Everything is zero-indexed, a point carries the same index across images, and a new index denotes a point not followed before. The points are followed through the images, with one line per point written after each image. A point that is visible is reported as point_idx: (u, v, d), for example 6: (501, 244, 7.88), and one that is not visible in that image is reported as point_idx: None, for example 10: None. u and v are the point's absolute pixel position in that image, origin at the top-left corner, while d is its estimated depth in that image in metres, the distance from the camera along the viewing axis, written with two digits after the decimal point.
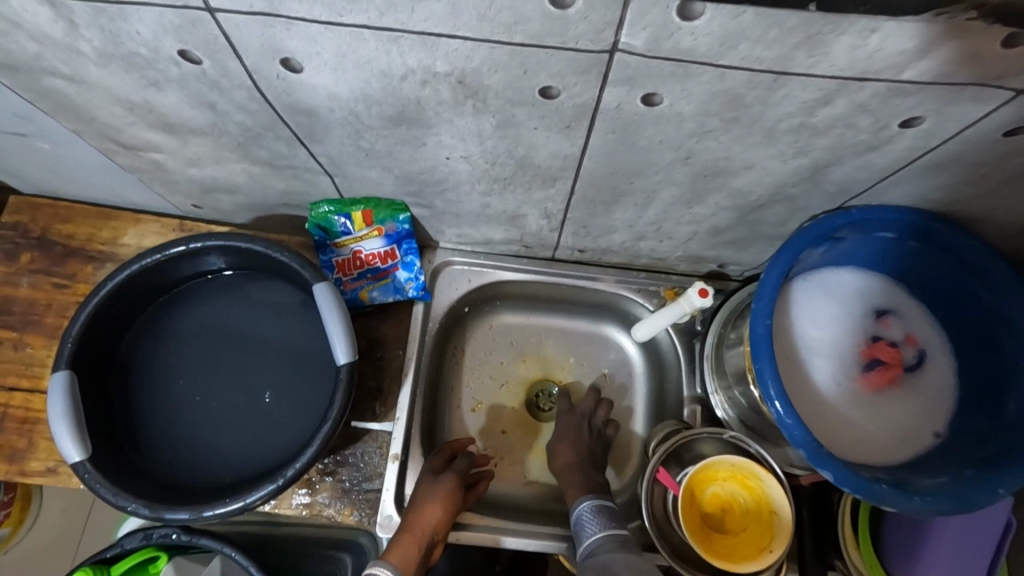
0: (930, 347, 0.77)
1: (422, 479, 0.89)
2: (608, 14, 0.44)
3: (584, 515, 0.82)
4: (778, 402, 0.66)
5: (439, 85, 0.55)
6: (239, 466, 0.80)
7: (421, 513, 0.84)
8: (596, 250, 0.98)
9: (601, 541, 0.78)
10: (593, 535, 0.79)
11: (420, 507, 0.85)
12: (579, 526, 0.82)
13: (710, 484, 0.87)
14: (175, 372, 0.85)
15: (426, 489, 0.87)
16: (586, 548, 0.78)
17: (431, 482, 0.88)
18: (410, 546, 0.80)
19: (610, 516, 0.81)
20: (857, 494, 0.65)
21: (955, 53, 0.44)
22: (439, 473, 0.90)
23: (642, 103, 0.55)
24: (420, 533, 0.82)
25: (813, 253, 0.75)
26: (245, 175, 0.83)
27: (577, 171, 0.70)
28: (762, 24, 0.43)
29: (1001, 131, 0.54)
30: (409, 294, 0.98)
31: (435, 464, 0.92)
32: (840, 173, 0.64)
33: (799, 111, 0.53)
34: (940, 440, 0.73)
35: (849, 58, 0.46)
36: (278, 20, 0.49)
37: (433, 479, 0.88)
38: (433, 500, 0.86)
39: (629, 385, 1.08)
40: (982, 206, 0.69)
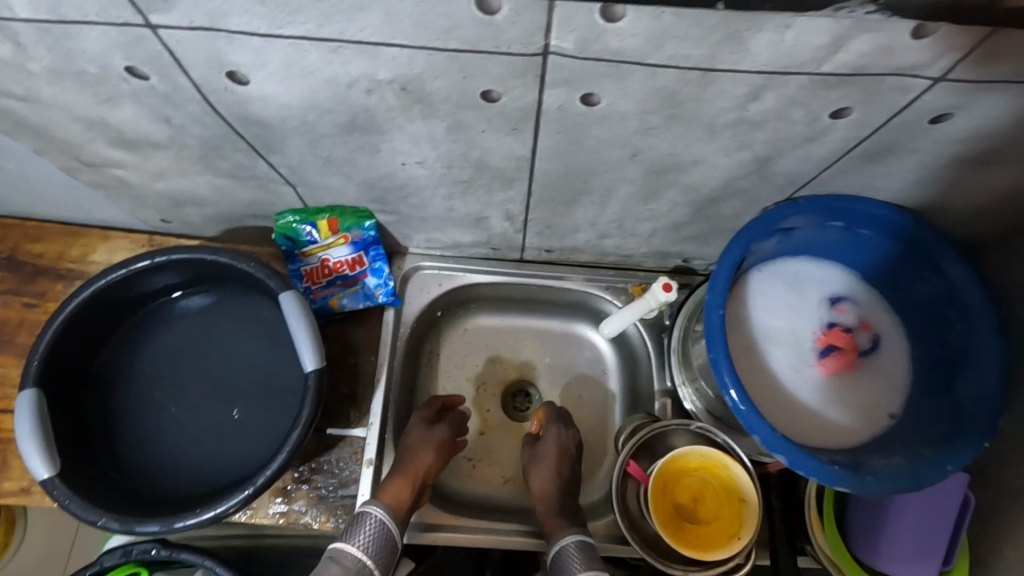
0: (885, 331, 0.79)
1: (415, 426, 0.91)
2: (536, 18, 0.46)
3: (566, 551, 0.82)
4: (733, 391, 0.67)
5: (385, 92, 0.56)
6: (213, 476, 0.81)
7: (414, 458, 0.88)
8: (563, 250, 1.00)
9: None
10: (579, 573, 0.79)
11: (412, 453, 0.88)
12: (562, 562, 0.82)
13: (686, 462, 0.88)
14: (146, 385, 0.85)
15: (419, 438, 0.90)
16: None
17: (422, 432, 0.91)
18: (402, 490, 0.84)
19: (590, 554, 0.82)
20: (811, 476, 0.67)
21: (868, 45, 0.46)
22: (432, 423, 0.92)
23: (582, 104, 0.56)
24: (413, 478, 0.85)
25: (766, 244, 0.77)
26: (210, 188, 0.84)
27: (532, 172, 0.71)
28: (682, 23, 0.45)
29: (928, 118, 0.56)
30: (379, 299, 0.99)
31: (428, 412, 0.94)
32: (784, 164, 0.66)
33: (733, 106, 0.55)
34: (896, 421, 0.75)
35: (770, 53, 0.47)
36: (221, 34, 0.50)
37: (426, 427, 0.91)
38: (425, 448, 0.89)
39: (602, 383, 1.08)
40: (925, 192, 0.72)
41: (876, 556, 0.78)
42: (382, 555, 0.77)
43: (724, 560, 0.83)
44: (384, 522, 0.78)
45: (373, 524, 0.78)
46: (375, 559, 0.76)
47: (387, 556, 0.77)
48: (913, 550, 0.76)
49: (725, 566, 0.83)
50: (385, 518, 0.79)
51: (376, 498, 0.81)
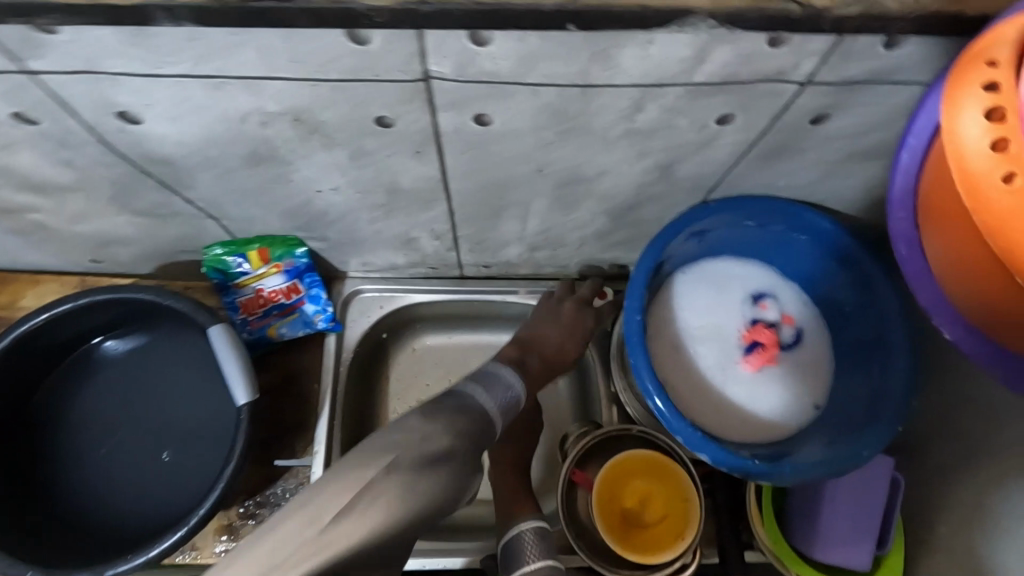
0: (806, 324, 0.82)
1: None
2: (408, 47, 0.47)
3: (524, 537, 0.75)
4: (655, 394, 0.69)
5: (281, 124, 0.56)
6: (149, 518, 0.79)
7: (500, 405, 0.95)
8: (500, 264, 1.01)
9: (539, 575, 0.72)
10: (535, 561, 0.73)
11: None
12: (516, 550, 0.76)
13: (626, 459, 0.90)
14: (78, 431, 0.83)
15: None
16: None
17: (575, 310, 0.94)
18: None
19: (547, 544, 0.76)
20: (736, 472, 0.68)
21: (730, 56, 0.48)
22: None
23: (476, 124, 0.58)
24: None
25: (684, 247, 0.79)
26: (132, 226, 0.84)
27: (448, 191, 0.72)
28: (549, 44, 0.46)
29: (808, 119, 0.59)
30: (319, 326, 0.98)
31: None
32: (687, 169, 0.68)
33: (620, 118, 0.56)
34: (821, 411, 0.77)
35: (639, 68, 0.49)
36: (102, 76, 0.50)
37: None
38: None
39: (550, 387, 1.07)
40: (828, 188, 0.74)
41: (814, 545, 0.79)
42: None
43: (671, 561, 0.84)
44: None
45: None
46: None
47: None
48: (847, 536, 0.78)
49: (672, 568, 0.84)
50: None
51: (503, 363, 0.73)
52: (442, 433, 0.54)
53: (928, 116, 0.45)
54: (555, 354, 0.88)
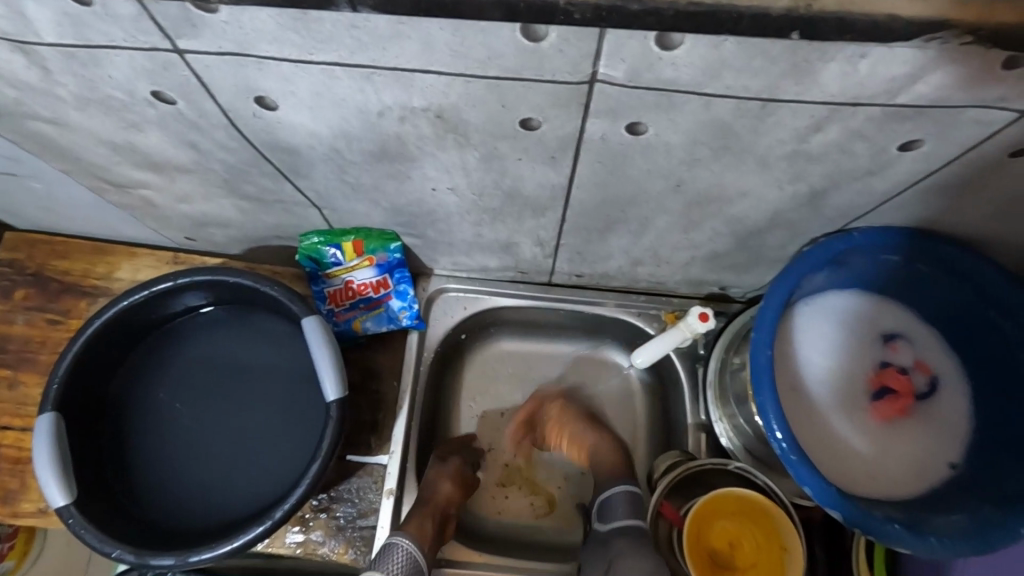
0: (943, 373, 0.74)
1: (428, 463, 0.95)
2: (584, 47, 0.42)
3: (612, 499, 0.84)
4: (781, 436, 0.63)
5: (418, 120, 0.53)
6: (231, 503, 0.79)
7: (434, 491, 0.90)
8: (594, 275, 0.96)
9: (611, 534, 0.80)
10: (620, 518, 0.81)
11: (431, 486, 0.91)
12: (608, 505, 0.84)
13: (722, 496, 0.83)
14: (166, 408, 0.83)
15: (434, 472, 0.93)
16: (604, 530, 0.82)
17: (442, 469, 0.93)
18: (428, 518, 0.87)
19: (636, 509, 0.82)
20: (865, 531, 0.62)
21: (951, 77, 0.42)
22: (445, 457, 0.96)
23: (627, 133, 0.53)
24: (435, 508, 0.89)
25: (815, 278, 0.72)
26: (234, 209, 0.83)
27: (567, 200, 0.68)
28: (745, 52, 0.41)
29: (1007, 152, 0.51)
30: (403, 323, 0.96)
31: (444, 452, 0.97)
32: (840, 198, 0.62)
33: (791, 138, 0.50)
34: (956, 472, 0.70)
35: (839, 85, 0.43)
36: (249, 60, 0.48)
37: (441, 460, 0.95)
38: (446, 479, 0.92)
39: (631, 395, 1.05)
40: (991, 229, 0.66)
41: None
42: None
43: None
44: (413, 555, 0.81)
45: (403, 554, 0.81)
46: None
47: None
48: None
49: None
50: (411, 547, 0.82)
51: (405, 525, 0.85)
52: None
53: None
54: (427, 498, 0.90)
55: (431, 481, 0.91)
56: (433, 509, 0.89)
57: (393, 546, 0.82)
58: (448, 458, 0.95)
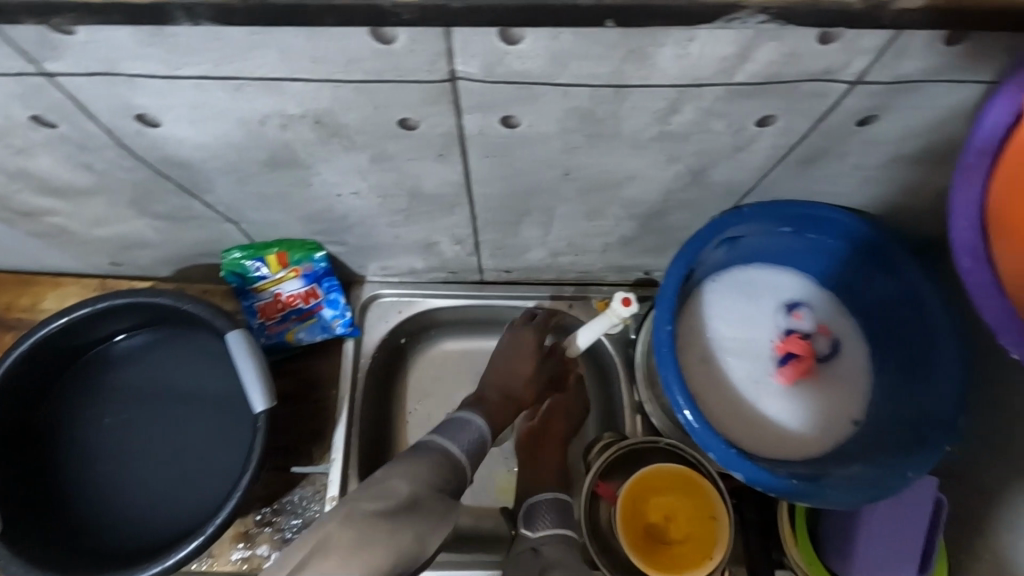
0: (843, 335, 0.78)
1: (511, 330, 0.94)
2: (434, 46, 0.44)
3: (539, 505, 0.82)
4: (687, 411, 0.67)
5: (300, 126, 0.55)
6: (167, 524, 0.79)
7: (514, 380, 0.92)
8: (521, 269, 0.98)
9: (541, 542, 0.77)
10: (547, 527, 0.79)
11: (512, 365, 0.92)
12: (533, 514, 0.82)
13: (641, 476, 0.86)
14: (96, 435, 0.83)
15: (513, 347, 0.93)
16: (530, 541, 0.78)
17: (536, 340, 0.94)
18: (505, 409, 0.89)
19: (563, 514, 0.81)
20: (769, 490, 0.65)
21: (776, 53, 0.45)
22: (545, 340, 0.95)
23: (502, 126, 0.55)
24: (511, 399, 0.91)
25: (715, 254, 0.76)
26: (151, 229, 0.83)
27: (470, 196, 0.70)
28: (582, 41, 0.44)
29: (854, 121, 0.55)
30: (337, 331, 0.97)
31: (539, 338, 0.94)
32: (721, 174, 0.65)
33: (654, 121, 0.53)
34: (860, 427, 0.73)
35: (678, 67, 0.46)
36: (119, 78, 0.49)
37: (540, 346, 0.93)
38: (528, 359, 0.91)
39: None
40: (869, 195, 0.70)
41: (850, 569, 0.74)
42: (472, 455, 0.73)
43: None
44: (484, 437, 0.76)
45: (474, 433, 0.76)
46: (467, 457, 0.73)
47: (479, 460, 0.75)
48: (886, 562, 0.73)
49: None
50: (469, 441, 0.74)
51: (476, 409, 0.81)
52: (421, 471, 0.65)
53: (1006, 105, 0.46)
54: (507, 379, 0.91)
55: (510, 371, 0.92)
56: (512, 403, 0.90)
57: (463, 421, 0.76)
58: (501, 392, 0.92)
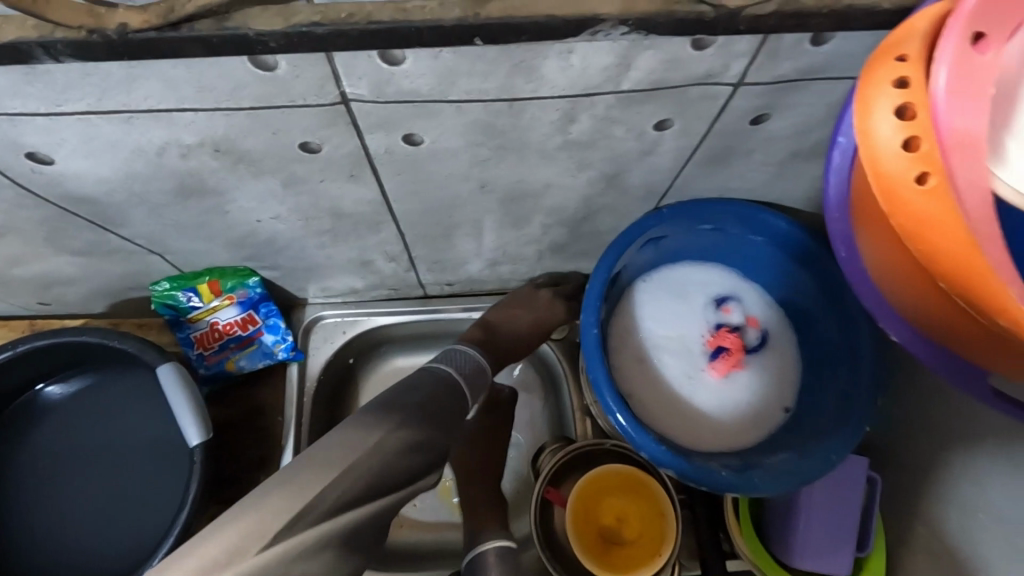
0: (771, 325, 0.80)
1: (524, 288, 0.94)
2: (318, 70, 0.45)
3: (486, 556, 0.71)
4: (618, 413, 0.68)
5: (202, 155, 0.54)
6: (107, 568, 0.77)
7: (509, 316, 0.90)
8: (463, 281, 0.98)
9: None
10: None
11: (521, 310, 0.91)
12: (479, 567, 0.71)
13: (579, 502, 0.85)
14: (29, 483, 0.80)
15: (524, 298, 0.92)
16: None
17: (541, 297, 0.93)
18: (490, 347, 0.85)
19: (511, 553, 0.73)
20: (702, 484, 0.67)
21: (655, 61, 0.47)
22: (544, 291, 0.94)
23: (406, 143, 0.55)
24: (505, 338, 0.88)
25: (641, 256, 0.77)
26: (73, 265, 0.81)
27: (392, 213, 0.70)
28: (464, 59, 0.45)
29: (748, 120, 0.57)
30: (279, 356, 0.96)
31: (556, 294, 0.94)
32: (634, 178, 0.66)
33: (554, 130, 0.55)
34: (791, 414, 0.76)
35: (564, 78, 0.48)
36: (2, 117, 0.48)
37: (537, 293, 0.92)
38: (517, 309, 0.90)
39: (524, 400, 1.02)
40: (782, 189, 0.72)
41: (792, 553, 0.75)
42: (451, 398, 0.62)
43: None
44: (478, 359, 0.70)
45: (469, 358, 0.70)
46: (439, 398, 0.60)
47: (479, 386, 0.68)
48: (826, 543, 0.75)
49: None
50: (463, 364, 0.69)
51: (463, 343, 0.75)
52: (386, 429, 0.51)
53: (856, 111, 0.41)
54: (510, 327, 0.89)
55: (507, 313, 0.90)
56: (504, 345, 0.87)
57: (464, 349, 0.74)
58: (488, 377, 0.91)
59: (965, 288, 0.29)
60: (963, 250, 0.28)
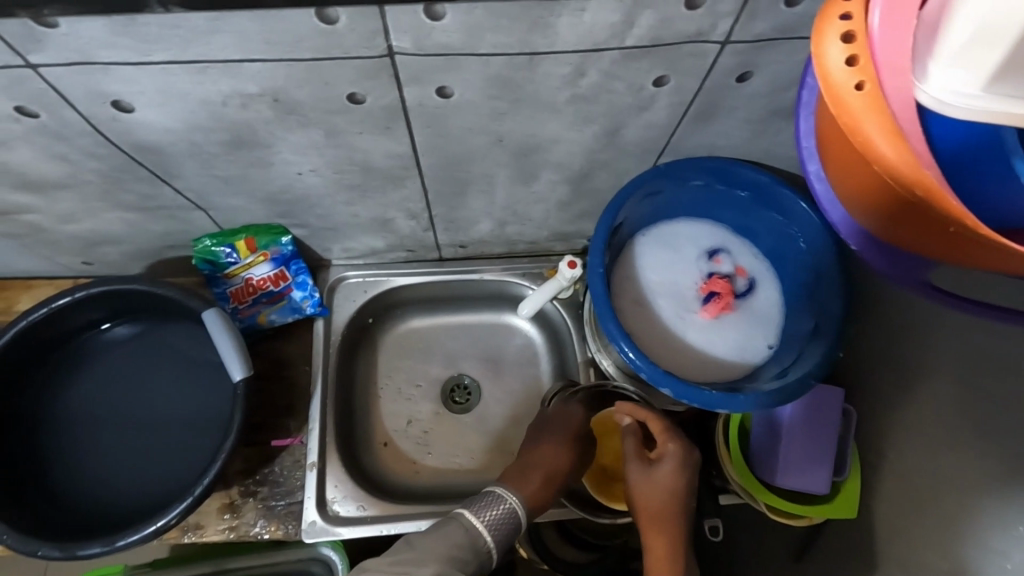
0: (757, 273, 0.89)
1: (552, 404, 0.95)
2: (370, 25, 0.53)
3: None
4: (620, 341, 0.77)
5: (260, 105, 0.63)
6: (156, 495, 0.84)
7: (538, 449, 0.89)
8: (474, 243, 1.07)
9: None
10: None
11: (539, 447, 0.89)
12: None
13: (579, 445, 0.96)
14: (78, 422, 0.88)
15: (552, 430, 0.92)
16: None
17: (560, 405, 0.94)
18: (530, 485, 0.84)
19: None
20: (696, 403, 0.75)
21: (653, 19, 0.55)
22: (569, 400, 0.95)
23: (438, 97, 0.64)
24: (543, 474, 0.86)
25: (639, 210, 0.86)
26: (123, 222, 0.89)
27: (418, 168, 0.78)
28: (493, 15, 0.53)
29: (734, 78, 0.66)
30: (307, 311, 1.03)
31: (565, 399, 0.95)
32: (633, 134, 0.75)
33: (565, 84, 0.63)
34: (774, 350, 0.85)
35: (576, 35, 0.56)
36: (95, 67, 0.56)
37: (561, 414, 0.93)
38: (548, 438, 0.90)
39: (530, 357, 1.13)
40: (765, 146, 0.81)
41: (777, 474, 0.84)
42: (503, 537, 0.75)
43: None
44: (514, 507, 0.76)
45: (503, 508, 0.75)
46: (496, 541, 0.74)
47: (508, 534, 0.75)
48: (805, 464, 0.83)
49: None
50: (516, 508, 0.76)
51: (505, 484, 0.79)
52: (472, 534, 0.72)
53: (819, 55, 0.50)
54: (546, 466, 0.87)
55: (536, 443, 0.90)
56: (538, 476, 0.86)
57: (494, 493, 0.77)
58: (662, 456, 0.82)
59: (897, 172, 0.37)
60: (885, 139, 0.36)
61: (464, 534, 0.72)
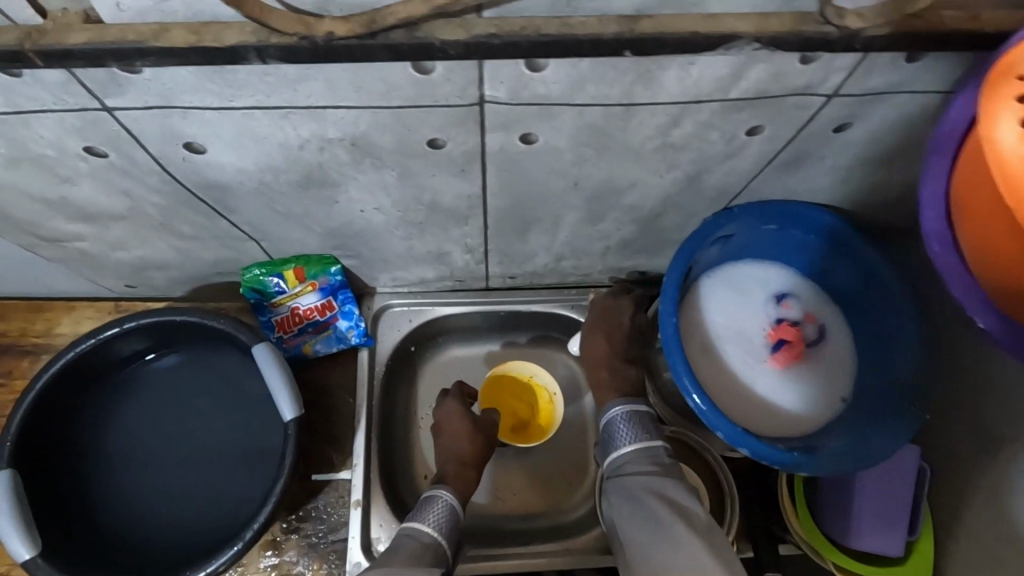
0: (827, 320, 0.85)
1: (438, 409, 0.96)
2: (468, 75, 0.50)
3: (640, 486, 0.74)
4: (694, 394, 0.73)
5: (336, 149, 0.60)
6: (203, 534, 0.82)
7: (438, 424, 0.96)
8: (525, 275, 1.03)
9: None
10: None
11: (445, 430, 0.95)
12: None
13: (552, 414, 1.06)
14: (126, 453, 0.86)
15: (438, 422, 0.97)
16: None
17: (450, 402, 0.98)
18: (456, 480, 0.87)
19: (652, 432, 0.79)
20: (771, 463, 0.72)
21: (765, 73, 0.52)
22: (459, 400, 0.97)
23: (522, 143, 0.61)
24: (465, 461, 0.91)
25: (709, 253, 0.82)
26: (173, 251, 0.87)
27: (484, 207, 0.76)
28: (598, 68, 0.50)
29: (832, 128, 0.62)
30: (351, 341, 1.00)
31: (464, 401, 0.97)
32: (714, 179, 0.72)
33: (657, 133, 0.60)
34: (847, 404, 0.81)
35: (680, 87, 0.53)
36: (174, 110, 0.53)
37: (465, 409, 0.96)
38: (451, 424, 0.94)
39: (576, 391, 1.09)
40: (845, 191, 0.77)
41: (848, 535, 0.81)
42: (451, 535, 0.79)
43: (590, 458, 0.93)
44: (450, 503, 0.81)
45: (439, 508, 0.80)
46: (447, 538, 0.78)
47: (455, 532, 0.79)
48: (878, 525, 0.80)
49: None
50: (452, 502, 0.81)
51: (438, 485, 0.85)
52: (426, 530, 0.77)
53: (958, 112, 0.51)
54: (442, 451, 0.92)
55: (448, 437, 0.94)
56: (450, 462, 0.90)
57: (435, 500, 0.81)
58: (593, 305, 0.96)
59: None
60: None
61: (419, 543, 0.75)
